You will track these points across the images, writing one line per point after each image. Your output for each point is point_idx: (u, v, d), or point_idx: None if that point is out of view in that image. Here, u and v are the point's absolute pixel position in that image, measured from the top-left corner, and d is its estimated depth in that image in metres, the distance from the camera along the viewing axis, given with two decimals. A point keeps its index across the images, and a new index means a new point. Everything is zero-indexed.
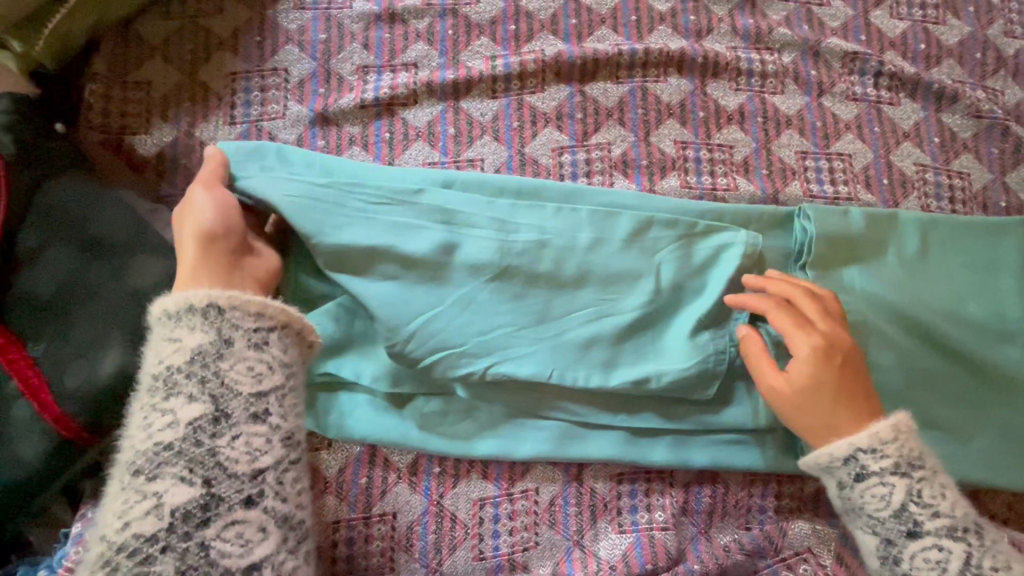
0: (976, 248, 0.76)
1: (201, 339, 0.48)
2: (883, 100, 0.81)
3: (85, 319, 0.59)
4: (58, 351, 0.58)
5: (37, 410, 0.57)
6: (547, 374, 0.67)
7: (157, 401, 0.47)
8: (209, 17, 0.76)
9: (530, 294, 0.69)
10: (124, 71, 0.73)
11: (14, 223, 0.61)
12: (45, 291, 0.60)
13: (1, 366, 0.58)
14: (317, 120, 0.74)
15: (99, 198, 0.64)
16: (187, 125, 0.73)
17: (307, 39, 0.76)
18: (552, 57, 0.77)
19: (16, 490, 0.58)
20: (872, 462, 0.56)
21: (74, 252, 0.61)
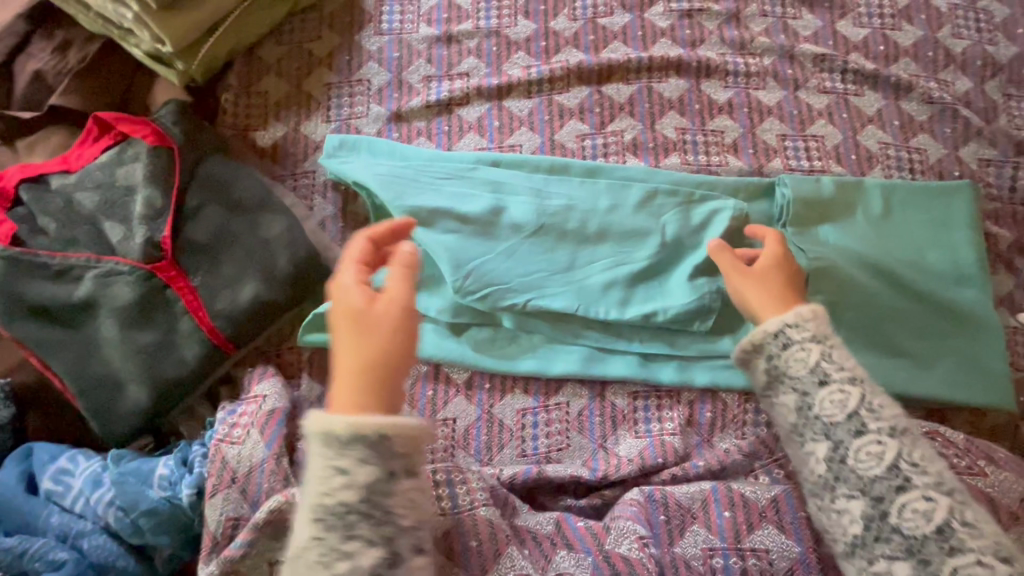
0: (931, 208, 0.91)
1: (377, 479, 0.57)
2: (850, 92, 0.99)
3: (231, 260, 0.81)
4: (212, 282, 0.79)
5: (197, 324, 0.78)
6: (574, 308, 0.85)
7: (337, 541, 0.57)
8: (311, 42, 0.99)
9: (561, 246, 0.88)
10: (249, 84, 0.96)
11: (181, 188, 0.82)
12: (202, 238, 0.80)
13: (172, 291, 0.78)
14: (392, 117, 0.96)
15: (237, 172, 0.85)
16: (295, 124, 0.95)
17: (384, 57, 0.99)
18: (575, 65, 0.97)
19: (180, 384, 0.78)
20: (796, 334, 0.69)
21: (222, 210, 0.82)
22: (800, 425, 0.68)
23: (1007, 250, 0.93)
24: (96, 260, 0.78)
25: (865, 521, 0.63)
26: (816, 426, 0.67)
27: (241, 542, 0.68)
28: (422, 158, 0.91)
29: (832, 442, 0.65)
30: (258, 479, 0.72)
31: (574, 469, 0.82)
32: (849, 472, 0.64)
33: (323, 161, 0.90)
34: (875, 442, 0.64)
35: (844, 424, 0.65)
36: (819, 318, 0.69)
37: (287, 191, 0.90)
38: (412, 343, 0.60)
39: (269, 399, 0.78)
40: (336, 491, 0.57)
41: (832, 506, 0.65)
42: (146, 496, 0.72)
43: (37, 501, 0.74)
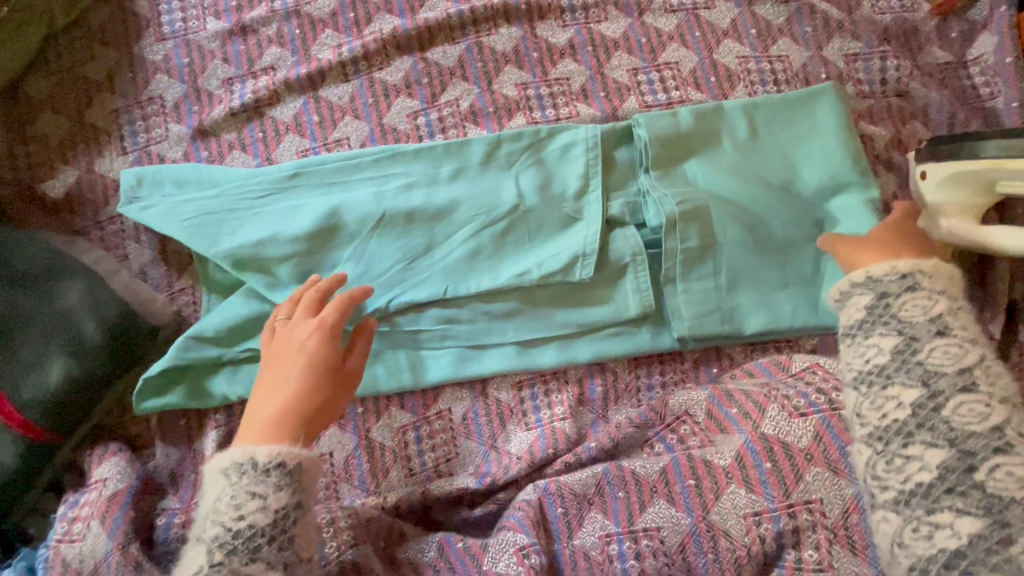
0: (800, 122, 0.84)
1: (285, 502, 0.53)
2: (699, 7, 0.89)
3: (25, 340, 0.71)
4: (10, 370, 0.70)
5: (2, 420, 0.69)
6: (442, 291, 0.78)
7: (234, 571, 0.50)
8: (85, 65, 0.85)
9: (414, 229, 0.79)
10: (23, 129, 0.83)
11: None
12: None
13: None
14: (196, 135, 0.84)
15: (18, 240, 0.75)
16: (86, 164, 0.83)
17: (173, 66, 0.86)
18: (390, 33, 0.85)
19: (2, 488, 0.69)
20: (925, 280, 0.54)
21: (4, 287, 0.72)
22: (896, 366, 0.52)
23: (884, 148, 0.87)
24: None
25: (941, 471, 0.48)
26: (912, 370, 0.51)
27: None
28: (236, 176, 0.80)
29: (929, 390, 0.50)
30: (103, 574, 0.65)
31: (463, 480, 0.77)
32: (938, 421, 0.49)
33: (123, 206, 0.78)
34: (983, 402, 0.49)
35: (951, 376, 0.50)
36: (949, 283, 0.55)
37: (90, 244, 0.80)
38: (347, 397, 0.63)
39: (114, 480, 0.71)
40: (256, 518, 0.52)
41: (895, 453, 0.50)
42: None
43: None
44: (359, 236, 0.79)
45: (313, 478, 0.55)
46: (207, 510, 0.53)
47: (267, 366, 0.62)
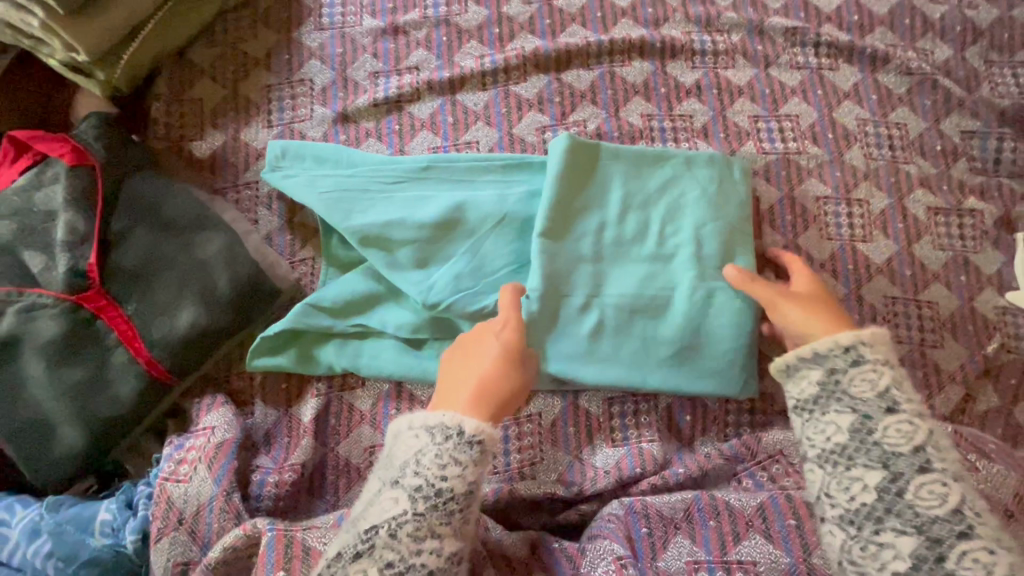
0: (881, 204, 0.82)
1: (477, 477, 0.56)
2: (824, 67, 0.93)
3: (164, 283, 0.75)
4: (146, 310, 0.74)
5: (132, 355, 0.73)
6: None
7: (432, 529, 0.53)
8: (246, 42, 0.91)
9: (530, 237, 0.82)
10: (182, 91, 0.89)
11: (107, 210, 0.75)
12: (131, 263, 0.74)
13: (102, 322, 0.73)
14: (338, 119, 0.89)
15: (168, 189, 0.78)
16: (233, 131, 0.88)
17: (327, 54, 0.92)
18: (531, 51, 0.91)
19: (118, 421, 0.72)
20: (869, 352, 0.59)
21: (154, 232, 0.76)
22: (846, 448, 0.56)
23: (992, 226, 0.89)
24: (17, 294, 0.71)
25: (914, 561, 0.50)
26: (871, 451, 0.55)
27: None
28: (369, 161, 0.84)
29: (889, 471, 0.54)
30: (207, 519, 0.68)
31: (548, 487, 0.78)
32: (903, 505, 0.52)
33: (268, 171, 0.83)
34: (940, 481, 0.53)
35: (907, 455, 0.54)
36: (878, 342, 0.59)
37: (228, 204, 0.84)
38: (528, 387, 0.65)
39: (215, 431, 0.73)
40: (455, 483, 0.55)
41: (868, 540, 0.52)
42: (87, 545, 0.68)
43: None
44: (477, 232, 0.80)
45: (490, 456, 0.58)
46: (408, 460, 0.56)
47: (463, 349, 0.66)
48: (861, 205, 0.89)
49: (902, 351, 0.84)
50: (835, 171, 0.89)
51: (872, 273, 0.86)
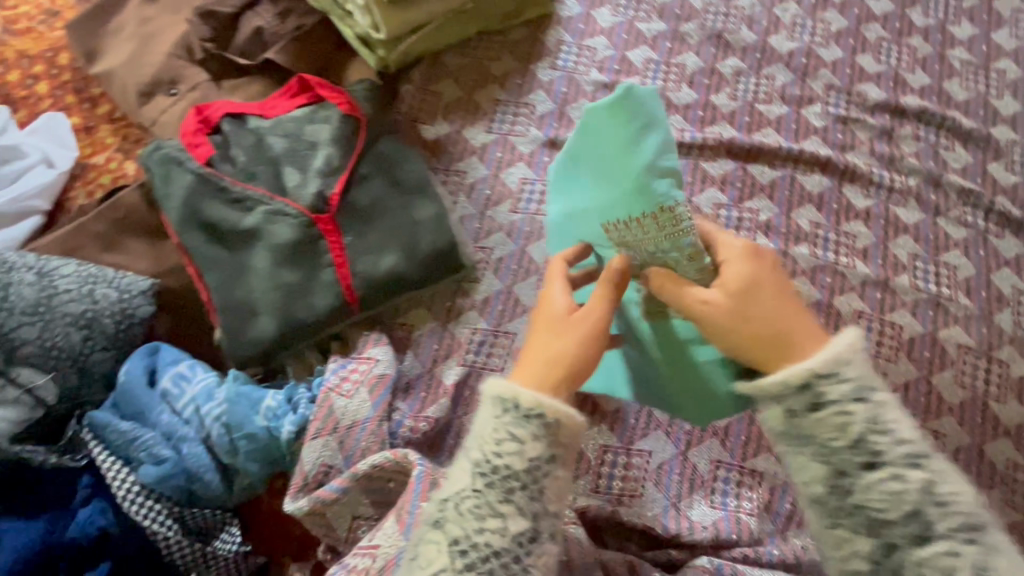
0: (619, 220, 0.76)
1: (540, 452, 0.59)
2: (990, 231, 0.99)
3: (380, 229, 0.87)
4: (359, 245, 0.85)
5: (337, 278, 0.84)
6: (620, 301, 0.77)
7: (494, 500, 0.58)
8: (492, 61, 1.07)
9: None
10: (429, 83, 1.04)
11: (358, 157, 0.89)
12: (360, 204, 0.87)
13: (324, 242, 0.84)
14: (547, 143, 1.02)
15: (406, 155, 0.91)
16: (459, 125, 1.03)
17: (553, 89, 1.06)
18: (728, 139, 1.02)
19: (304, 327, 0.82)
20: (835, 389, 0.53)
21: (385, 186, 0.89)
22: (831, 508, 0.53)
23: None
24: (269, 198, 0.84)
25: None
26: (855, 515, 0.52)
27: (336, 487, 0.70)
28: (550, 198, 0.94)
29: None
30: (358, 435, 0.75)
31: (647, 518, 0.82)
32: None
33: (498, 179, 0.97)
34: None
35: None
36: None
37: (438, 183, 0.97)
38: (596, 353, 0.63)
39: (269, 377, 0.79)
40: (514, 459, 0.58)
41: None
42: (251, 421, 0.76)
43: (153, 398, 0.78)
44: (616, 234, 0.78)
45: (571, 440, 0.60)
46: (481, 429, 0.60)
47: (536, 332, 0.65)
48: (1001, 365, 0.92)
49: (1013, 517, 0.85)
50: (982, 328, 0.94)
51: (998, 433, 0.89)
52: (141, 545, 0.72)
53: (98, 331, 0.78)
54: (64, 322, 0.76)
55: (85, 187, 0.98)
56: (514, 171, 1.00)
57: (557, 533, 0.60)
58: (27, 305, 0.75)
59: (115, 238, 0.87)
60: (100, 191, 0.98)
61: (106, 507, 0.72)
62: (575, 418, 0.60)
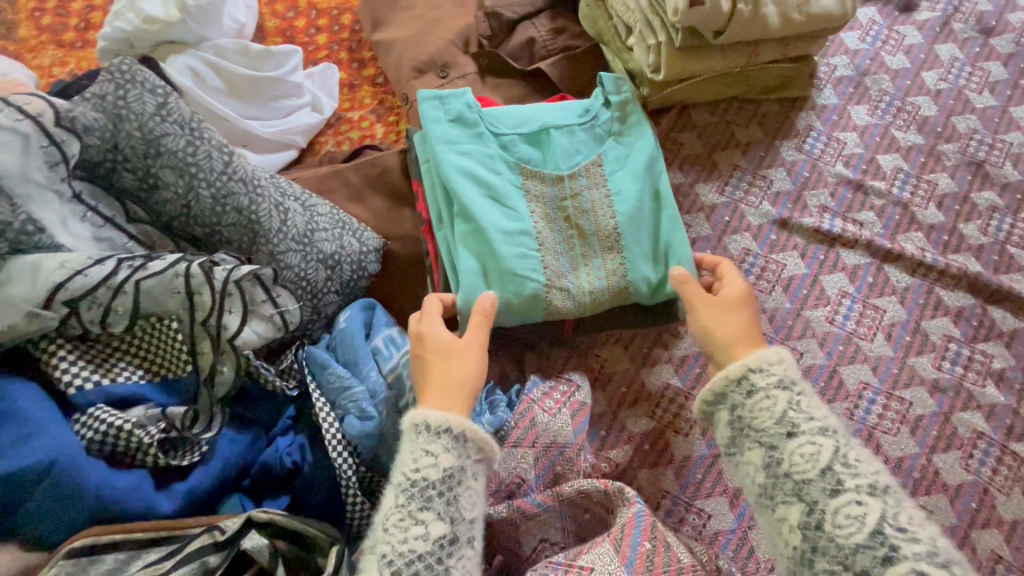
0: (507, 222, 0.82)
1: (452, 463, 0.57)
2: None
3: (634, 234, 0.81)
4: (613, 248, 0.81)
5: (586, 281, 0.80)
6: (587, 231, 0.82)
7: (412, 508, 0.55)
8: (738, 127, 1.06)
9: (555, 225, 0.82)
10: (672, 131, 1.05)
11: (618, 160, 0.85)
12: (618, 206, 0.82)
13: (579, 248, 0.82)
14: (777, 221, 0.99)
15: (654, 158, 0.86)
16: (691, 179, 1.02)
17: (795, 170, 1.03)
18: (973, 273, 0.96)
19: (538, 313, 0.80)
20: (759, 380, 0.59)
21: (641, 190, 0.83)
22: (766, 488, 0.57)
23: None
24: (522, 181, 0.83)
25: None
26: (786, 484, 0.55)
27: (536, 502, 0.70)
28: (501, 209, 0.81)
29: None
30: (556, 455, 0.74)
31: None
32: None
33: (657, 213, 0.84)
34: None
35: None
36: None
37: None
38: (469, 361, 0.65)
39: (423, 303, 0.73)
40: (428, 472, 0.56)
41: None
42: None
43: (366, 351, 0.77)
44: (578, 260, 0.81)
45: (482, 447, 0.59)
46: (408, 472, 0.57)
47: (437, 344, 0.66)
48: None
49: None
50: None
51: None
52: (328, 496, 0.70)
53: (338, 274, 0.80)
54: (316, 257, 0.77)
55: (334, 136, 1.04)
56: (738, 239, 0.98)
57: (481, 470, 0.59)
58: (294, 230, 0.76)
59: (363, 193, 0.91)
60: (347, 144, 1.04)
61: (304, 444, 0.72)
62: (484, 433, 0.60)
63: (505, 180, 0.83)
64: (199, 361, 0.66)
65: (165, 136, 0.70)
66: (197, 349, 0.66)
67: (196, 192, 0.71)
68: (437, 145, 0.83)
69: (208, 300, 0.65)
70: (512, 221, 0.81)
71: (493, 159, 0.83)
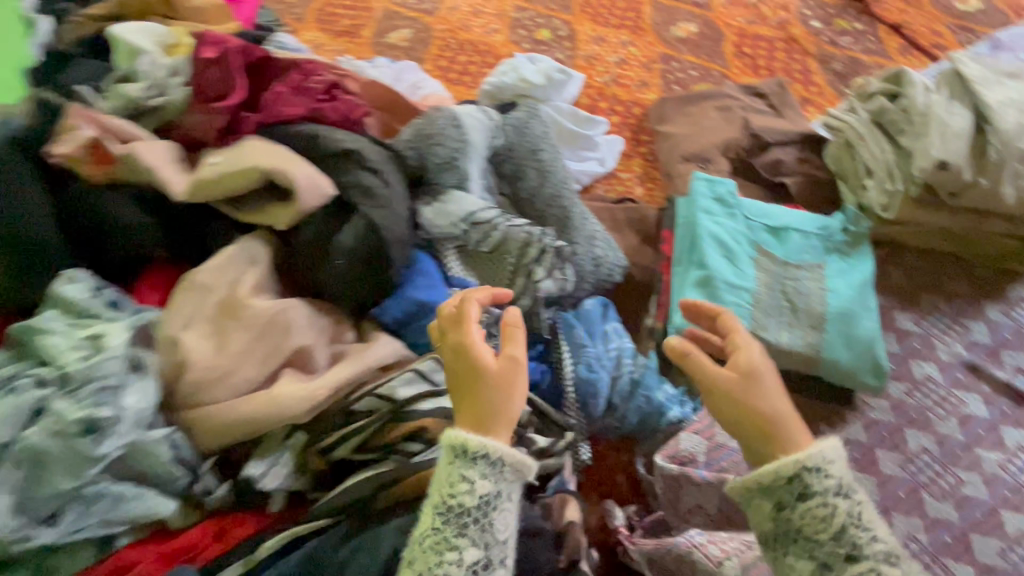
0: (734, 275, 1.05)
1: (490, 489, 0.61)
2: None
3: (838, 326, 1.00)
4: (817, 328, 1.01)
5: (786, 343, 1.00)
6: (798, 309, 1.02)
7: (450, 534, 0.60)
8: (949, 277, 1.21)
9: (773, 294, 1.04)
10: (887, 260, 1.22)
11: (839, 270, 1.07)
12: (832, 301, 1.02)
13: (789, 318, 1.02)
14: (967, 364, 1.11)
15: (868, 281, 1.06)
16: (894, 303, 1.17)
17: (996, 329, 1.15)
18: None
19: None
20: (812, 481, 0.62)
21: (854, 297, 1.03)
22: (777, 535, 0.64)
23: None
24: (756, 255, 1.08)
25: None
26: (798, 541, 0.63)
27: (705, 476, 0.89)
28: (733, 266, 1.06)
29: None
30: (725, 455, 0.94)
31: None
32: None
33: (863, 318, 1.01)
34: None
35: None
36: None
37: None
38: (503, 391, 0.64)
39: (460, 301, 0.72)
40: (463, 499, 0.60)
41: None
42: (657, 392, 0.98)
43: (600, 330, 1.02)
44: (784, 325, 1.01)
45: (519, 472, 0.63)
46: (443, 488, 0.61)
47: (471, 386, 0.65)
48: None
49: None
50: None
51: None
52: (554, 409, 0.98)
53: (598, 271, 1.09)
54: (592, 255, 1.08)
55: (605, 186, 1.39)
56: (925, 365, 1.10)
57: (514, 489, 0.63)
58: (586, 232, 1.09)
59: (623, 228, 1.23)
60: (613, 193, 1.38)
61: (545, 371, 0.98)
62: (518, 455, 0.63)
63: (743, 251, 1.08)
64: (512, 288, 0.99)
65: (541, 151, 1.09)
66: (514, 280, 0.99)
67: (542, 190, 1.08)
68: (702, 208, 1.12)
69: (534, 253, 0.99)
70: (739, 279, 1.04)
71: (739, 233, 1.09)
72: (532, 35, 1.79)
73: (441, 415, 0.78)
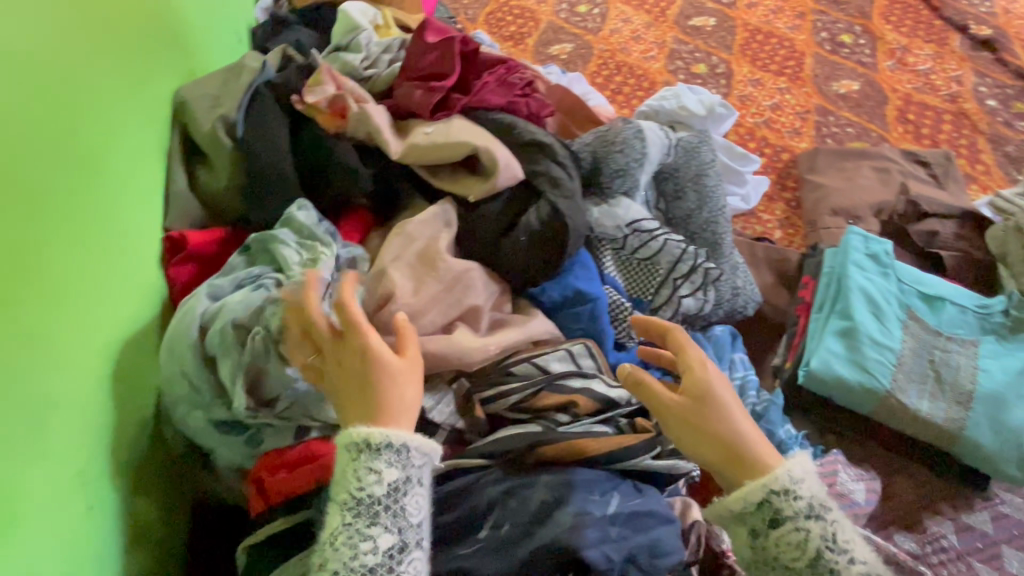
0: (880, 333, 1.04)
1: (394, 477, 0.64)
2: None
3: (985, 408, 0.98)
4: (961, 405, 0.99)
5: (925, 413, 0.98)
6: (944, 381, 1.01)
7: (360, 525, 0.63)
8: None
9: (919, 359, 1.02)
10: None
11: (996, 352, 1.03)
12: (984, 380, 1.00)
13: (932, 387, 1.00)
14: None
15: None
16: None
17: None
18: None
19: (867, 405, 1.01)
20: (782, 507, 0.66)
21: (1010, 382, 0.99)
22: (756, 562, 0.68)
23: None
24: (906, 319, 1.07)
25: None
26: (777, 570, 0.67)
27: None
28: (879, 324, 1.05)
29: None
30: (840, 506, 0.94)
31: None
32: None
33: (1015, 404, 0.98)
34: None
35: None
36: None
37: None
38: (371, 384, 0.67)
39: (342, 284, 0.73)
40: (370, 490, 0.63)
41: None
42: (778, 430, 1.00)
43: (725, 358, 1.07)
44: (925, 393, 1.00)
45: (427, 448, 0.66)
46: (348, 485, 0.64)
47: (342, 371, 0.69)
48: None
49: None
50: None
51: None
52: None
53: (735, 300, 1.13)
54: (733, 284, 1.12)
55: (744, 224, 1.42)
56: None
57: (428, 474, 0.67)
58: (731, 261, 1.13)
59: (760, 265, 1.25)
60: (751, 232, 1.41)
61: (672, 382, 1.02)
62: (425, 439, 0.66)
63: (892, 311, 1.07)
64: (656, 298, 1.05)
65: (703, 176, 1.14)
66: (659, 291, 1.04)
67: (698, 213, 1.13)
68: (855, 260, 1.11)
69: (684, 269, 1.04)
70: (883, 337, 1.04)
71: (889, 293, 1.09)
72: (687, 67, 1.85)
73: (588, 396, 0.84)
